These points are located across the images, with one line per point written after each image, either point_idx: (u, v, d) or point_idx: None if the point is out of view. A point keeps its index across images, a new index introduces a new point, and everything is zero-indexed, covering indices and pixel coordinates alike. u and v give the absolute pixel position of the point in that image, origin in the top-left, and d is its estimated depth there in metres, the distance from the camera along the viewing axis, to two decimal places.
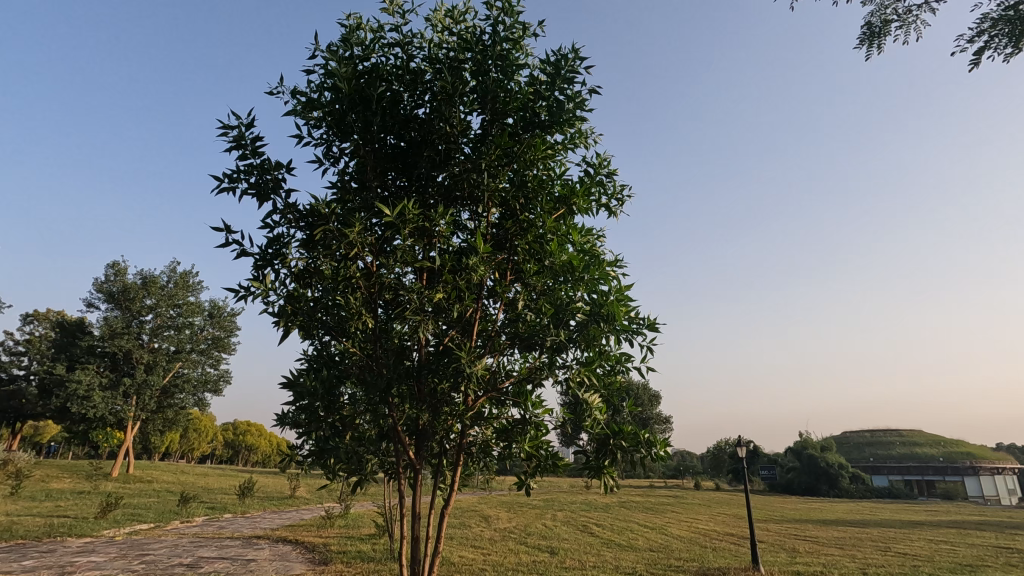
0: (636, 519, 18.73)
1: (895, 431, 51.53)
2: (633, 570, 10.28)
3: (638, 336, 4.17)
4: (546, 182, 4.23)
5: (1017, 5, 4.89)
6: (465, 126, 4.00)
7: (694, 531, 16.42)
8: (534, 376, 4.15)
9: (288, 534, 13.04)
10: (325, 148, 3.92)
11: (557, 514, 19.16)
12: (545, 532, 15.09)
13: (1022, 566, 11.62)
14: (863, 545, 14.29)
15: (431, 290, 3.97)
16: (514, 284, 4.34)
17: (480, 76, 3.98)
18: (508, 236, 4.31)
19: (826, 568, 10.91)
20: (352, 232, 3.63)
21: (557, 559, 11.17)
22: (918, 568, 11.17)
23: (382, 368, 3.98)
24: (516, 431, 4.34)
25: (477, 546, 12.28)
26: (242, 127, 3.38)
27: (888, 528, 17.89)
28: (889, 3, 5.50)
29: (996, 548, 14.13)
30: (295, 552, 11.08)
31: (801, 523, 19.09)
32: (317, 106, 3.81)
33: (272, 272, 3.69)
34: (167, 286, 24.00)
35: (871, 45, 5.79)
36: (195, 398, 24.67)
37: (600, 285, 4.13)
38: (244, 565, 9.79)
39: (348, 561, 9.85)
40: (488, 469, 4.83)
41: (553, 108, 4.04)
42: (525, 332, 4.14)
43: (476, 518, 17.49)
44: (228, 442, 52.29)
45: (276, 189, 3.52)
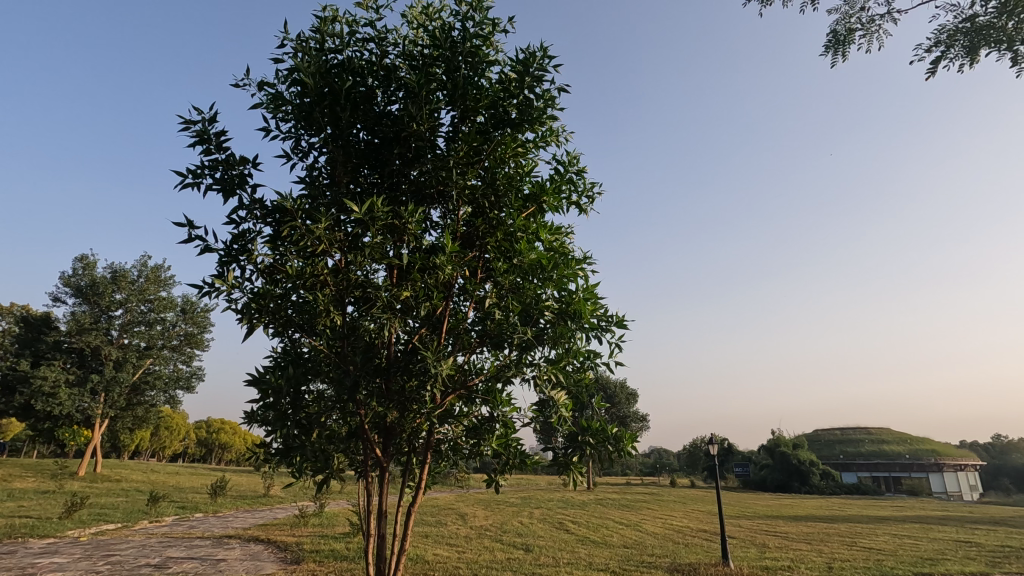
0: (610, 516, 18.95)
1: (865, 429, 52.89)
2: (606, 567, 10.36)
3: (607, 333, 4.23)
4: (516, 180, 4.28)
5: (974, 17, 5.06)
6: (436, 124, 4.02)
7: (668, 527, 16.68)
8: (502, 374, 4.17)
9: (260, 533, 12.90)
10: (294, 142, 3.89)
11: (534, 512, 19.28)
12: (520, 529, 15.18)
13: (979, 560, 12.04)
14: (831, 540, 14.66)
15: (399, 288, 3.98)
16: (485, 283, 4.36)
17: (451, 73, 3.99)
18: (478, 234, 4.33)
19: (794, 563, 11.14)
20: (319, 230, 3.60)
21: (531, 556, 11.24)
22: (882, 562, 11.49)
23: (350, 365, 3.94)
24: (485, 428, 4.38)
25: (452, 544, 12.29)
26: (205, 121, 3.34)
27: (854, 524, 18.34)
28: (853, 12, 5.64)
29: (957, 542, 14.59)
30: (267, 551, 10.95)
31: (772, 519, 19.51)
32: (286, 102, 3.79)
33: (237, 269, 3.64)
34: (138, 281, 23.41)
35: (837, 53, 5.93)
36: (166, 395, 24.20)
37: (568, 284, 4.21)
38: (214, 565, 9.63)
39: (321, 560, 9.75)
40: (458, 466, 4.84)
41: (523, 106, 4.09)
42: (494, 330, 4.16)
43: (452, 516, 17.50)
44: (201, 440, 51.31)
45: (241, 184, 3.47)
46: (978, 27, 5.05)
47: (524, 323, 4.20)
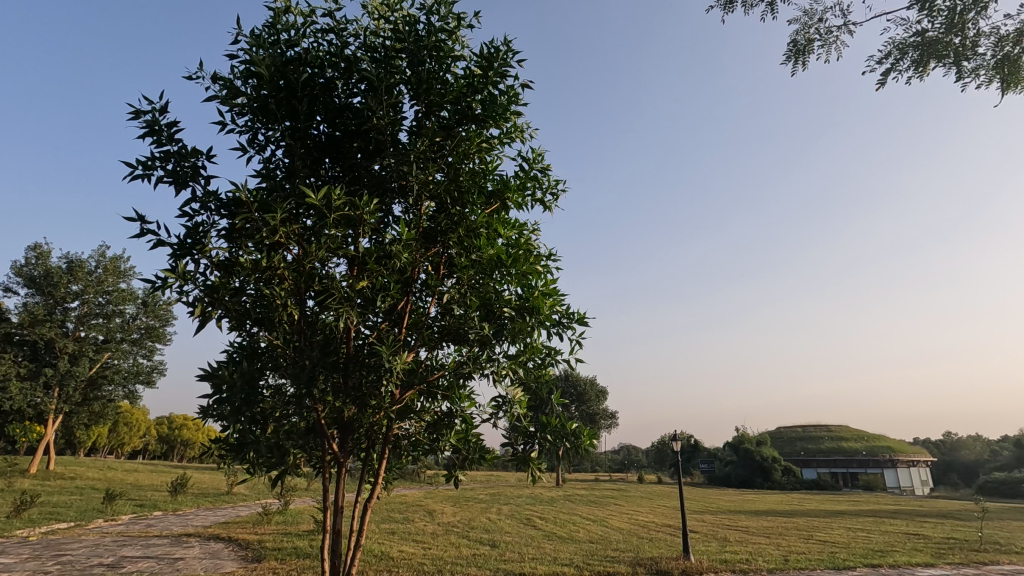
0: (578, 512, 19.14)
1: (825, 427, 54.61)
2: (570, 562, 10.48)
3: (569, 330, 4.29)
4: (480, 175, 4.31)
5: (923, 32, 5.24)
6: (399, 117, 4.00)
7: (633, 522, 16.93)
8: (463, 371, 4.19)
9: (221, 532, 12.63)
10: (251, 135, 3.85)
11: (502, 508, 19.33)
12: (487, 525, 15.21)
13: (925, 551, 12.59)
14: (789, 534, 15.11)
15: (358, 280, 3.94)
16: (447, 279, 4.37)
17: (415, 67, 4.00)
18: (440, 229, 4.32)
19: (751, 556, 11.47)
20: (275, 222, 3.54)
21: (497, 552, 11.28)
22: (835, 555, 11.90)
23: (306, 358, 3.90)
24: (444, 424, 4.38)
25: (418, 541, 12.25)
26: (156, 112, 3.26)
27: (811, 519, 18.94)
28: (811, 22, 5.81)
29: (906, 535, 15.23)
30: (228, 549, 10.73)
31: (734, 514, 19.99)
32: (241, 94, 3.74)
33: (190, 262, 3.56)
34: (95, 272, 22.59)
35: (797, 62, 6.10)
36: (124, 390, 23.49)
37: (529, 280, 4.25)
38: (171, 564, 9.40)
39: (283, 557, 9.61)
40: (419, 462, 4.83)
41: (487, 102, 4.13)
42: (453, 325, 4.19)
43: (419, 512, 17.42)
44: (163, 436, 49.78)
45: (194, 176, 3.40)
46: (928, 42, 5.22)
47: (485, 320, 4.23)
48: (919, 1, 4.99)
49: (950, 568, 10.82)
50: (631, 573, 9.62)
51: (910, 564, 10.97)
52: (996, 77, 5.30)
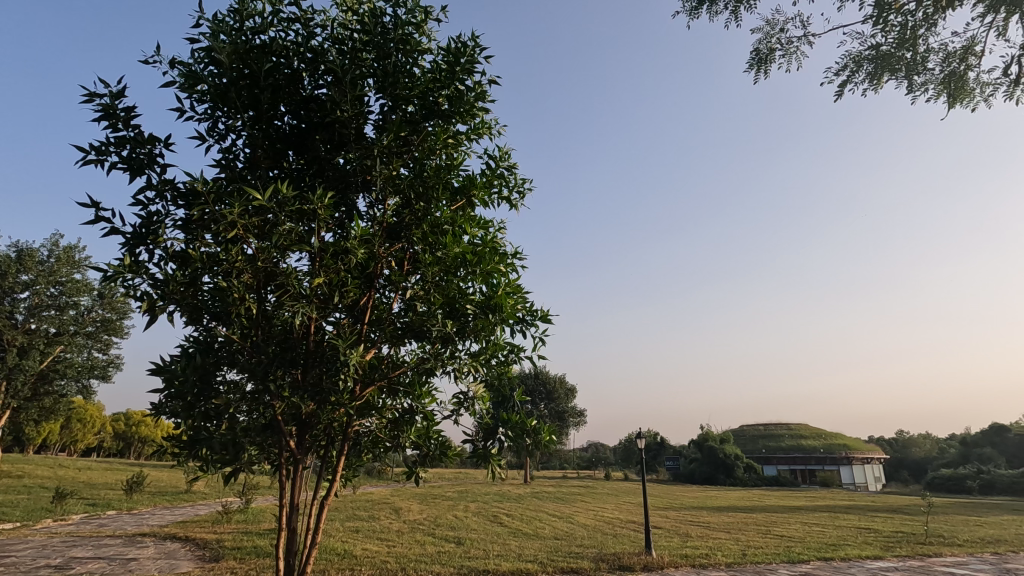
0: (544, 509, 19.27)
1: (785, 425, 56.26)
2: (535, 558, 10.54)
3: (532, 328, 4.32)
4: (445, 172, 4.28)
5: (877, 45, 5.43)
6: (364, 110, 3.95)
7: (599, 519, 17.14)
8: (425, 367, 4.18)
9: (178, 531, 12.27)
10: (211, 124, 3.75)
11: (469, 505, 19.28)
12: (453, 523, 15.17)
13: (875, 544, 13.12)
14: (748, 529, 15.53)
15: (318, 275, 3.87)
16: (412, 275, 4.34)
17: (382, 60, 3.95)
18: (404, 225, 4.27)
19: (711, 551, 11.74)
20: (234, 214, 3.43)
21: (462, 549, 11.28)
22: (791, 549, 12.27)
23: (264, 353, 3.81)
24: (404, 422, 4.36)
25: (382, 539, 12.13)
26: (112, 95, 3.15)
27: (770, 514, 19.48)
28: (773, 32, 5.97)
29: (858, 529, 15.82)
30: (184, 549, 10.43)
31: (697, 510, 20.42)
32: (201, 80, 3.64)
33: (144, 252, 3.45)
34: (47, 261, 21.67)
35: (759, 70, 6.26)
36: (77, 385, 22.64)
37: (493, 278, 4.25)
38: (123, 565, 9.10)
39: (242, 557, 9.38)
40: (378, 459, 4.80)
41: (454, 98, 4.11)
42: (416, 322, 4.16)
43: (385, 510, 17.26)
44: (120, 433, 48.01)
45: (150, 164, 3.29)
46: (882, 55, 5.42)
47: (448, 317, 4.21)
48: (873, 16, 5.17)
49: (897, 560, 11.29)
50: (594, 569, 9.72)
51: (860, 557, 11.40)
52: (944, 91, 5.53)
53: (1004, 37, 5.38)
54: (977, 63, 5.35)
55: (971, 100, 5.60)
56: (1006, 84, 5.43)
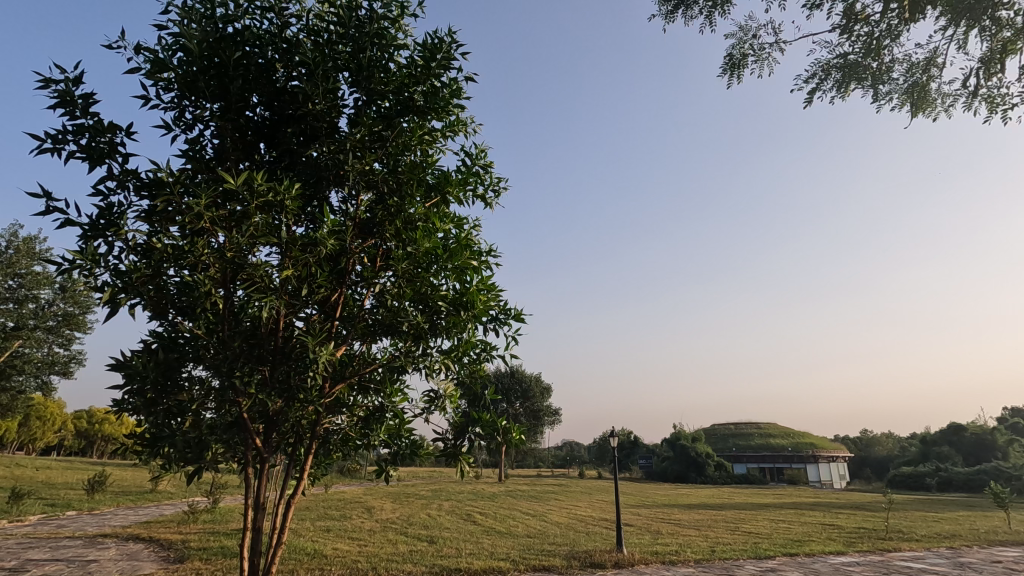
0: (518, 507, 19.32)
1: (755, 424, 57.49)
2: (507, 556, 10.55)
3: (504, 326, 4.32)
4: (420, 168, 4.25)
5: (845, 54, 5.57)
6: (338, 104, 3.89)
7: (571, 517, 17.26)
8: (396, 365, 4.14)
9: (142, 532, 11.94)
10: (177, 114, 3.65)
11: (443, 504, 19.21)
12: (426, 521, 15.10)
13: (838, 540, 13.49)
14: (717, 526, 15.81)
15: (287, 270, 3.79)
16: (384, 271, 4.29)
17: (357, 53, 3.90)
18: (378, 221, 4.21)
19: (681, 548, 11.92)
20: (199, 207, 3.34)
21: (434, 547, 11.23)
22: (758, 545, 12.53)
23: (229, 349, 3.72)
24: (374, 419, 4.32)
25: (354, 538, 11.98)
26: (70, 82, 3.04)
27: (738, 512, 19.86)
28: (746, 38, 6.08)
29: (822, 525, 16.25)
30: (148, 550, 10.16)
31: (668, 507, 20.70)
32: (167, 68, 3.54)
33: (103, 245, 3.34)
34: (5, 253, 20.85)
35: (732, 75, 6.37)
36: (37, 381, 21.90)
37: (466, 275, 4.23)
38: (83, 566, 8.83)
39: (208, 558, 9.18)
40: (348, 458, 4.74)
41: (429, 94, 4.09)
42: (387, 319, 4.13)
43: (357, 509, 17.06)
44: (81, 431, 46.44)
45: (111, 153, 3.18)
46: (850, 64, 5.56)
47: (420, 314, 4.17)
48: (841, 25, 5.31)
49: (858, 555, 11.63)
50: (566, 566, 9.79)
51: (823, 553, 11.72)
52: (907, 101, 5.71)
53: (962, 50, 5.58)
54: (938, 74, 5.53)
55: (932, 110, 5.79)
56: (965, 96, 5.63)
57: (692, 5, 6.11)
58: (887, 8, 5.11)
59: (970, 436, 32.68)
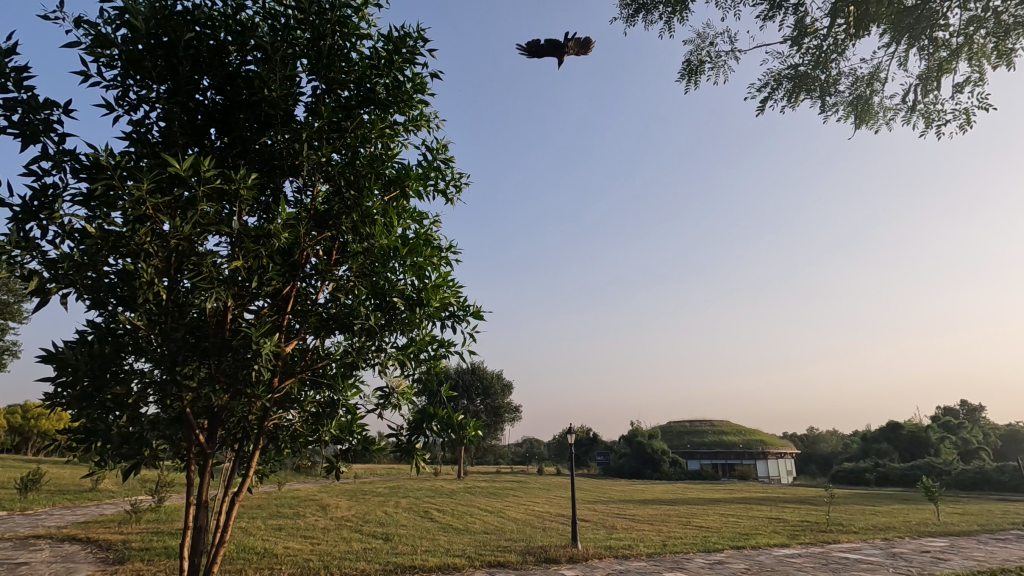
0: (476, 503, 19.31)
1: (708, 422, 59.22)
2: (462, 553, 10.54)
3: (463, 323, 4.31)
4: (379, 161, 4.19)
5: (796, 66, 5.79)
6: (294, 91, 3.77)
7: (528, 513, 17.40)
8: (349, 362, 4.08)
9: (78, 532, 11.39)
10: (121, 93, 3.48)
11: (400, 501, 19.05)
12: (382, 519, 14.95)
13: (782, 533, 14.04)
14: (670, 521, 16.22)
15: (236, 261, 3.66)
16: (340, 265, 4.21)
17: (317, 40, 3.81)
18: (334, 212, 4.12)
19: (633, 542, 12.16)
20: (141, 191, 3.18)
21: (389, 545, 11.13)
22: (707, 539, 12.91)
23: (171, 340, 3.55)
24: (325, 415, 4.23)
25: (307, 536, 11.75)
26: (2, 53, 2.86)
27: (690, 507, 20.40)
28: (704, 45, 6.23)
29: (769, 519, 16.87)
30: (84, 551, 9.70)
31: (623, 503, 21.10)
32: (111, 44, 3.37)
33: (36, 228, 3.15)
34: None
35: (690, 81, 6.52)
36: None
37: (424, 270, 4.19)
38: (12, 570, 8.36)
39: (150, 558, 8.85)
40: (297, 455, 4.61)
41: (391, 86, 4.03)
42: (341, 314, 4.05)
43: (312, 507, 16.74)
44: (14, 427, 43.88)
45: (47, 132, 3.01)
46: (800, 75, 5.77)
47: (378, 310, 4.11)
48: (792, 37, 5.51)
49: (801, 547, 12.14)
50: (521, 562, 9.85)
51: (769, 545, 12.16)
52: (851, 113, 5.98)
53: (903, 67, 5.87)
54: (880, 89, 5.82)
55: (874, 123, 6.07)
56: (904, 110, 5.94)
57: (652, 10, 6.22)
58: (834, 22, 5.34)
59: (907, 434, 34.44)
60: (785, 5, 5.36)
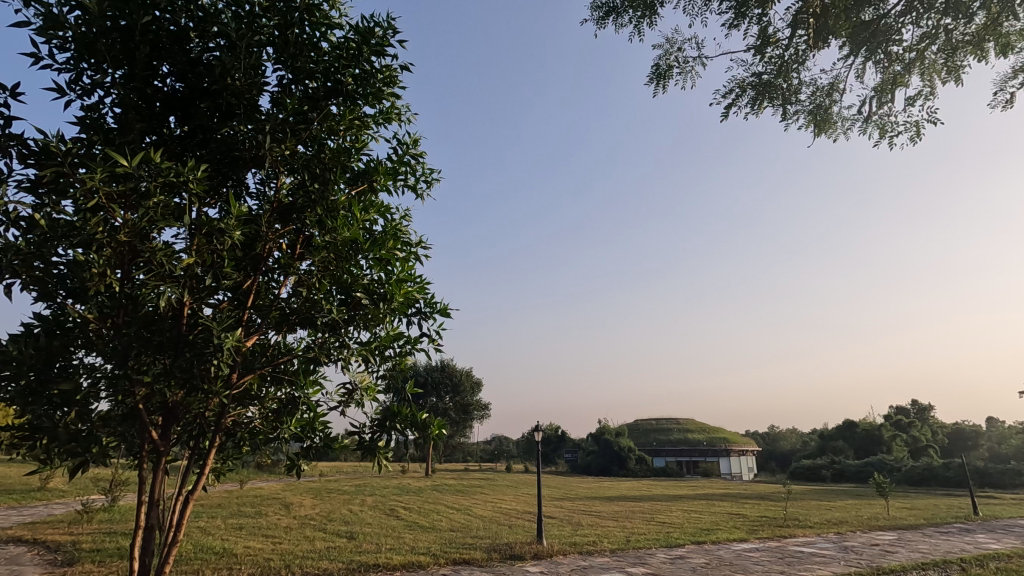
0: (443, 501, 19.25)
1: (674, 420, 60.40)
2: (427, 551, 10.51)
3: (429, 320, 4.29)
4: (347, 153, 4.12)
5: (760, 74, 5.94)
6: (257, 81, 3.68)
7: (495, 510, 17.44)
8: (311, 357, 4.00)
9: (25, 533, 10.93)
10: (73, 77, 3.35)
11: (366, 499, 18.83)
12: (347, 517, 14.77)
13: (741, 528, 14.44)
14: (634, 517, 16.50)
15: (193, 254, 3.55)
16: (303, 259, 4.13)
17: (283, 29, 3.72)
18: (298, 206, 4.04)
19: (598, 539, 12.33)
20: (92, 180, 3.07)
21: (353, 543, 11.01)
22: (670, 535, 13.17)
23: (122, 335, 3.42)
24: (286, 411, 4.14)
25: (268, 536, 11.52)
26: None
27: (654, 503, 20.78)
28: (672, 50, 6.34)
29: (730, 515, 17.32)
30: (31, 553, 9.31)
31: (590, 500, 21.31)
32: (64, 26, 3.24)
33: None
34: None
35: (659, 85, 6.62)
36: None
37: (390, 265, 4.14)
38: None
39: (101, 560, 8.54)
40: (258, 453, 4.51)
41: (360, 78, 3.96)
42: (304, 308, 3.98)
43: (274, 506, 16.42)
44: None
45: None
46: (764, 83, 5.94)
47: (342, 305, 4.05)
48: (755, 46, 5.66)
49: (758, 542, 12.51)
50: (486, 559, 9.87)
51: (728, 540, 12.48)
52: (812, 122, 6.18)
53: (861, 79, 6.09)
54: (839, 99, 6.03)
55: (832, 132, 6.28)
56: (861, 121, 6.17)
57: (622, 14, 6.29)
58: (796, 33, 5.50)
59: (861, 432, 35.82)
60: (750, 14, 5.49)
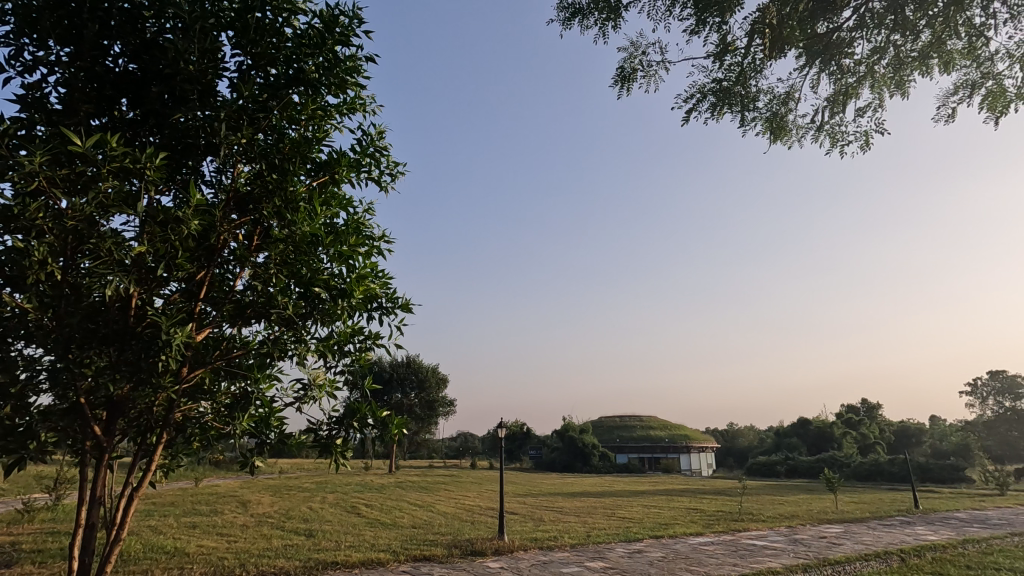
0: (406, 498, 19.14)
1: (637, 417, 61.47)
2: (387, 548, 10.43)
3: (390, 315, 4.27)
4: (309, 142, 4.03)
5: (719, 80, 6.10)
6: (214, 64, 3.55)
7: (458, 507, 17.42)
8: (266, 352, 3.92)
9: None
10: (13, 52, 3.19)
11: (326, 497, 18.54)
12: (306, 515, 14.49)
13: (697, 522, 14.83)
14: (595, 512, 16.76)
15: (145, 243, 3.42)
16: (260, 251, 4.02)
17: (243, 12, 3.60)
18: (256, 197, 3.93)
19: (559, 534, 12.47)
20: (34, 163, 2.93)
21: (311, 541, 10.84)
22: (629, 529, 13.43)
23: (64, 325, 3.26)
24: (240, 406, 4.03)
25: (223, 534, 11.23)
26: None
27: (616, 499, 21.13)
28: (637, 54, 6.45)
29: (687, 509, 17.77)
30: None
31: (552, 496, 21.50)
32: None
33: None
34: None
35: (623, 87, 6.73)
36: None
37: (351, 260, 4.09)
38: None
39: (42, 561, 8.17)
40: (209, 448, 4.39)
41: (324, 66, 3.88)
42: (260, 302, 3.89)
43: (231, 504, 16.00)
44: None
45: None
46: (723, 89, 6.09)
47: (301, 300, 3.98)
48: (715, 53, 5.80)
49: (713, 535, 12.87)
50: (446, 555, 9.87)
51: (685, 534, 12.81)
52: (768, 128, 6.38)
53: (815, 89, 6.32)
54: (794, 108, 6.25)
55: (787, 138, 6.50)
56: (813, 129, 6.41)
57: (588, 15, 6.35)
58: (753, 42, 5.65)
59: (814, 429, 37.23)
60: (710, 22, 5.64)
